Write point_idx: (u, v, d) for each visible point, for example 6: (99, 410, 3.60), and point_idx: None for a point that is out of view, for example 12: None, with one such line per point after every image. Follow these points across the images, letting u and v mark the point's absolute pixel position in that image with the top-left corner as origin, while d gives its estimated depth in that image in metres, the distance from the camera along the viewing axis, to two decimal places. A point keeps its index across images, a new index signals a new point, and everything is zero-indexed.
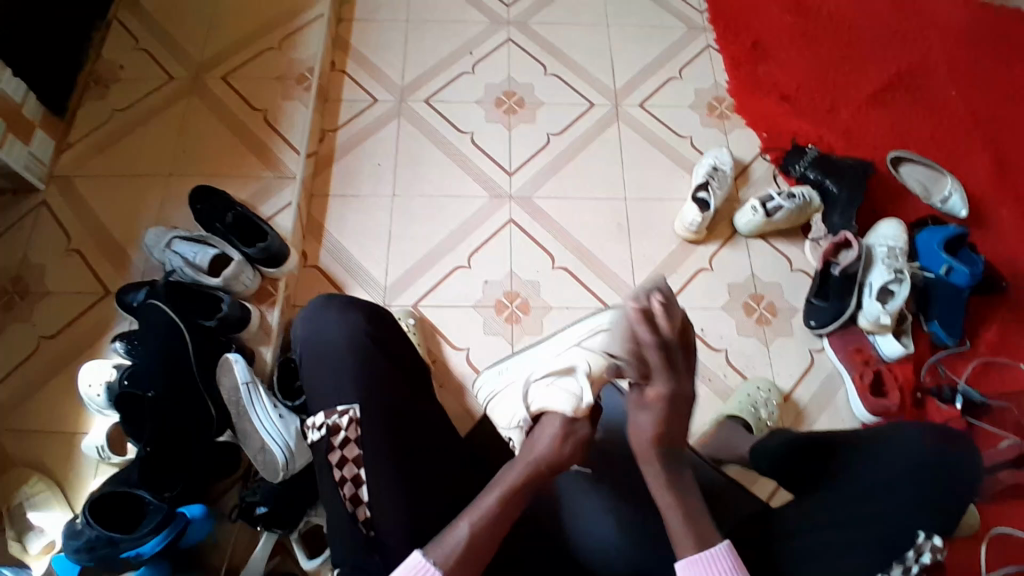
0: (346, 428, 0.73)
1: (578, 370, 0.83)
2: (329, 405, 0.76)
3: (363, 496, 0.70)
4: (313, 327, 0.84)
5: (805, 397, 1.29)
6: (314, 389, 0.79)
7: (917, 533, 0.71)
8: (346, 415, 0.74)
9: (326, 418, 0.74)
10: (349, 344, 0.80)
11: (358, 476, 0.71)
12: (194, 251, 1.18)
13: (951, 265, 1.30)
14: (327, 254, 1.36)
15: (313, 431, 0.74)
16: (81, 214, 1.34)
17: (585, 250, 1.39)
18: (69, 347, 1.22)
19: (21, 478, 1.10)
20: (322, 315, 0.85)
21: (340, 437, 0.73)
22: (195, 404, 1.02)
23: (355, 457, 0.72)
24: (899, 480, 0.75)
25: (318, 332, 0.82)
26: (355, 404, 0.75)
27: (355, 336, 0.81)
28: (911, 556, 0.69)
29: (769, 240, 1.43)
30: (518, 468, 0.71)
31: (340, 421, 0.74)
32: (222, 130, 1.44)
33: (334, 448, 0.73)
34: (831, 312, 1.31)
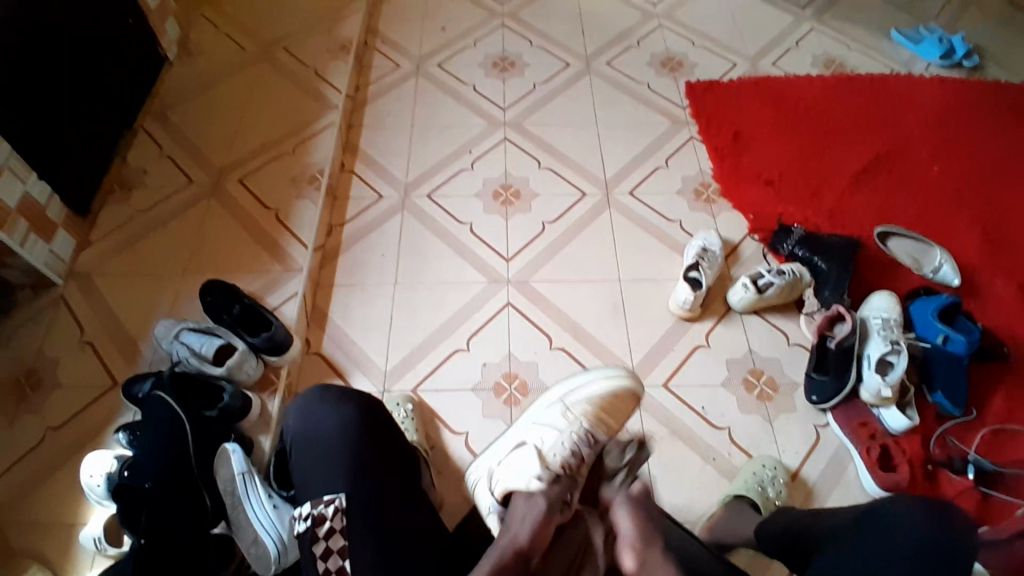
0: (332, 518, 0.73)
1: (532, 450, 0.99)
2: (316, 495, 0.76)
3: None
4: (303, 415, 0.84)
5: (815, 476, 1.25)
6: (306, 477, 0.79)
7: None
8: (332, 504, 0.74)
9: (313, 508, 0.74)
10: (340, 432, 0.81)
11: (342, 567, 0.70)
12: (201, 341, 1.23)
13: (947, 333, 1.31)
14: (330, 341, 1.39)
15: (297, 522, 0.73)
16: (97, 309, 1.40)
17: (582, 330, 1.42)
18: (72, 438, 1.23)
19: (20, 568, 1.08)
20: (314, 402, 0.85)
21: (325, 528, 0.72)
22: (191, 495, 1.01)
23: (340, 547, 0.71)
24: (900, 552, 0.73)
25: (309, 419, 0.83)
26: (342, 494, 0.75)
27: (346, 424, 0.82)
28: None
29: (764, 316, 1.45)
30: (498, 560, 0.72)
31: (326, 511, 0.73)
32: (236, 227, 1.54)
33: (318, 539, 0.71)
34: (833, 386, 1.30)
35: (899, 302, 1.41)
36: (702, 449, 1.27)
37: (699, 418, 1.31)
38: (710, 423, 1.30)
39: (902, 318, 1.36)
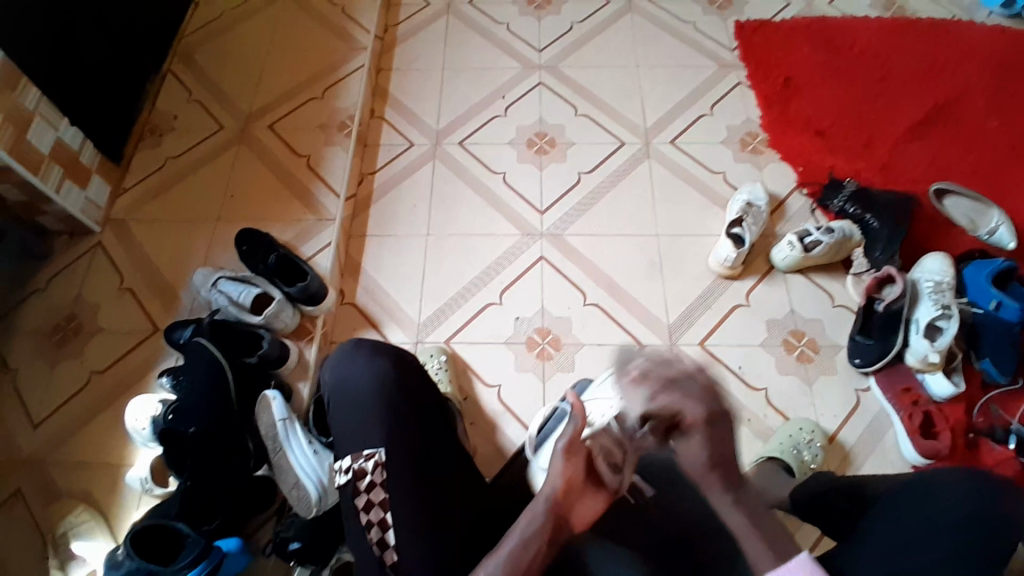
0: (372, 472, 0.74)
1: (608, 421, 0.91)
2: (356, 448, 0.77)
3: (390, 539, 0.71)
4: (342, 371, 0.84)
5: (851, 439, 1.23)
6: (343, 428, 0.80)
7: None
8: (372, 458, 0.75)
9: (352, 463, 0.74)
10: (378, 383, 0.81)
11: (385, 519, 0.72)
12: (239, 290, 1.24)
13: (1001, 300, 1.23)
14: (363, 292, 1.39)
15: (340, 475, 0.75)
16: (136, 257, 1.42)
17: (615, 285, 1.39)
18: (117, 381, 1.27)
19: (65, 510, 1.15)
20: (351, 353, 0.85)
21: (365, 481, 0.73)
22: (235, 440, 1.05)
23: (382, 500, 0.73)
24: (939, 532, 0.70)
25: (344, 375, 0.83)
26: (381, 448, 0.76)
27: (382, 377, 0.82)
28: None
29: (807, 275, 1.40)
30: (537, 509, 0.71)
31: (365, 465, 0.74)
32: (267, 174, 1.52)
33: (360, 493, 0.73)
34: (877, 349, 1.25)
35: (952, 265, 1.33)
36: (735, 409, 1.26)
37: (734, 378, 1.29)
38: (747, 385, 1.28)
39: (954, 281, 1.28)
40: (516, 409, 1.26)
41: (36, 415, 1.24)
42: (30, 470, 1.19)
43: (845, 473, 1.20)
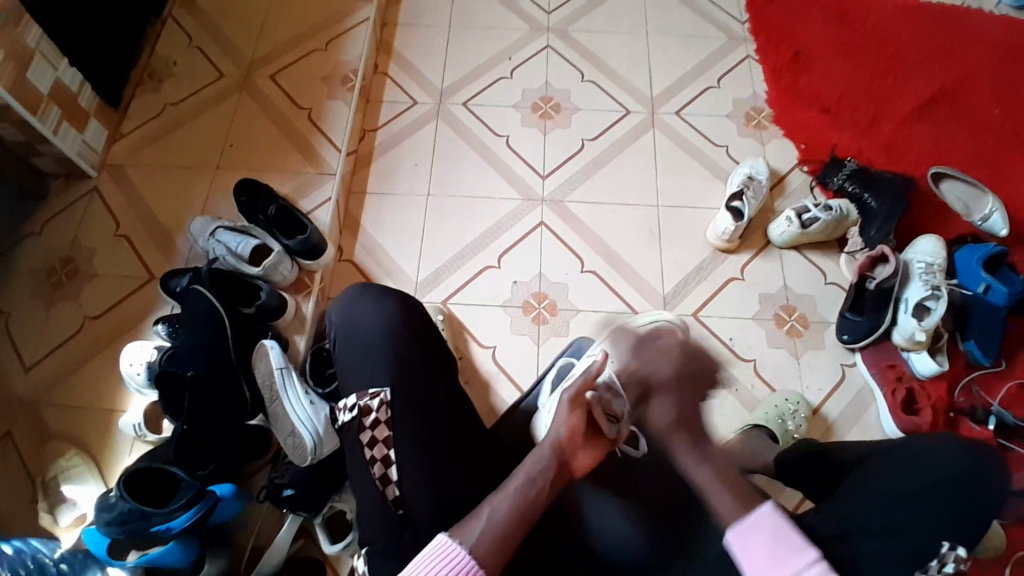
0: (377, 410, 0.75)
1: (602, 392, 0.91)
2: (362, 388, 0.78)
3: (392, 475, 0.72)
4: (348, 313, 0.84)
5: (835, 412, 1.26)
6: (347, 372, 0.81)
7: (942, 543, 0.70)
8: (377, 398, 0.76)
9: (358, 400, 0.76)
10: (382, 327, 0.81)
11: (387, 456, 0.73)
12: (238, 241, 1.24)
13: (990, 283, 1.25)
14: (362, 249, 1.39)
15: (345, 410, 0.76)
16: (132, 203, 1.41)
17: (615, 255, 1.40)
18: (114, 326, 1.28)
19: (58, 452, 1.16)
20: (356, 297, 0.86)
21: (370, 419, 0.75)
22: (231, 387, 1.06)
23: (385, 437, 0.74)
24: (917, 495, 0.72)
25: (351, 319, 0.84)
26: (387, 387, 0.76)
27: (392, 319, 0.83)
28: (934, 566, 0.68)
29: (803, 252, 1.41)
30: (539, 460, 0.70)
31: (371, 403, 0.75)
32: (269, 126, 1.50)
33: (365, 429, 0.74)
34: (866, 326, 1.28)
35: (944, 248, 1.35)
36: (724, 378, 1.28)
37: (725, 349, 1.31)
38: (736, 356, 1.31)
39: (945, 264, 1.31)
40: (511, 370, 1.28)
41: (29, 356, 1.24)
42: (26, 409, 1.20)
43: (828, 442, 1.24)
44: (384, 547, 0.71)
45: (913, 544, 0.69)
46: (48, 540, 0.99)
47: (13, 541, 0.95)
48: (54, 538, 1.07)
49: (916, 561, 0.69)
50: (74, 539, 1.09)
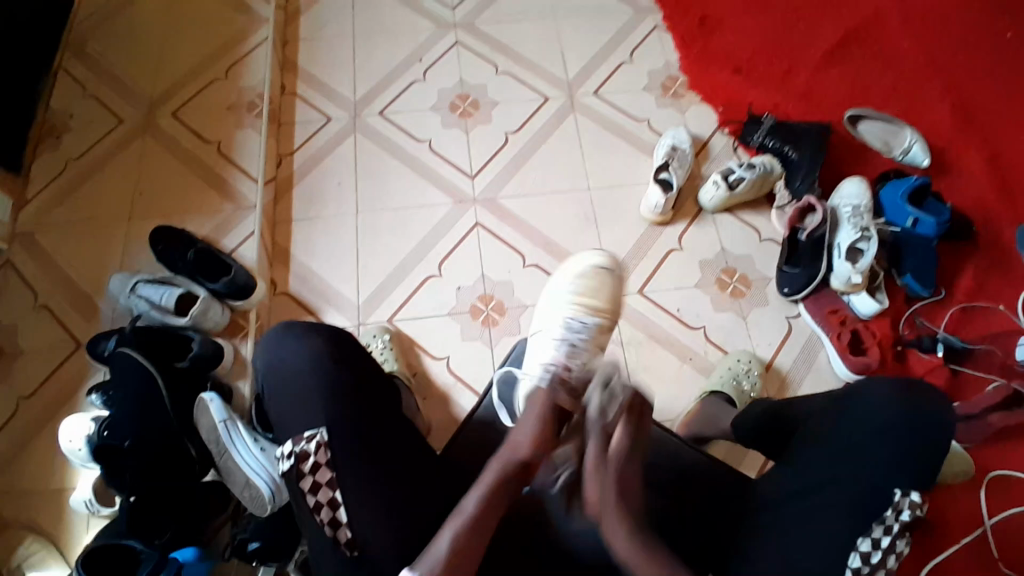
0: (315, 453, 0.72)
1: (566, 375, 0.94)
2: (297, 432, 0.75)
3: (341, 518, 0.70)
4: (269, 358, 0.81)
5: (787, 364, 1.30)
6: (280, 414, 0.78)
7: (893, 491, 0.70)
8: (314, 440, 0.72)
9: (294, 446, 0.72)
10: (311, 363, 0.78)
11: (333, 499, 0.71)
12: (159, 293, 1.18)
13: (917, 216, 1.32)
14: (296, 279, 1.34)
15: (282, 459, 0.73)
16: (47, 271, 1.32)
17: (555, 244, 1.39)
18: (48, 402, 1.20)
19: (16, 539, 1.07)
20: (277, 342, 0.81)
21: (309, 463, 0.72)
22: (176, 448, 1.01)
23: (328, 480, 0.71)
24: (868, 441, 0.73)
25: (278, 361, 0.79)
26: (321, 428, 0.73)
27: (316, 357, 0.78)
28: (890, 515, 0.69)
29: (735, 213, 1.44)
30: (494, 468, 0.73)
31: (308, 447, 0.72)
32: (179, 167, 1.43)
33: (305, 475, 0.71)
34: (804, 276, 1.31)
35: (871, 188, 1.40)
36: (678, 349, 1.30)
37: (674, 320, 1.33)
38: (686, 325, 1.32)
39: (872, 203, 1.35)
40: (470, 377, 1.26)
41: None
42: None
43: (783, 396, 1.27)
44: None
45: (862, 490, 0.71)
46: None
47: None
48: None
49: (867, 504, 0.70)
50: None
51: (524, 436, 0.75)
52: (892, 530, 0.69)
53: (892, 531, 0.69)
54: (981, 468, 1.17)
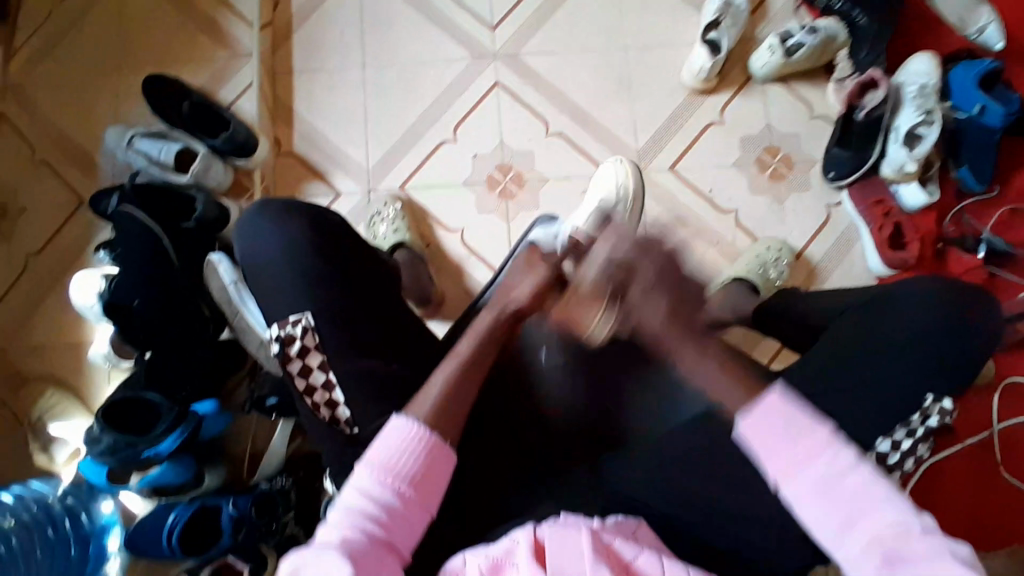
0: (302, 337, 0.69)
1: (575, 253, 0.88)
2: (282, 314, 0.71)
3: (338, 399, 0.68)
4: (245, 240, 0.75)
5: (819, 254, 1.22)
6: (261, 301, 0.73)
7: (925, 396, 0.66)
8: (300, 324, 0.69)
9: (280, 329, 0.69)
10: (283, 252, 0.72)
11: (329, 381, 0.69)
12: (157, 147, 1.12)
13: (986, 103, 1.15)
14: (300, 139, 1.25)
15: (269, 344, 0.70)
16: (39, 122, 1.24)
17: (581, 112, 1.26)
18: (57, 259, 1.19)
19: (36, 394, 1.12)
20: (252, 221, 0.75)
21: (297, 347, 0.69)
22: (189, 307, 1.01)
23: (320, 364, 0.69)
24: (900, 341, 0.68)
25: (254, 245, 0.73)
26: (307, 311, 0.70)
27: (292, 235, 0.73)
28: (916, 420, 0.66)
29: (787, 84, 1.28)
30: (488, 315, 0.72)
31: (294, 331, 0.69)
32: (168, 9, 1.28)
33: (293, 359, 0.69)
34: (854, 161, 1.20)
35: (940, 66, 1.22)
36: (704, 233, 1.23)
37: (704, 202, 1.24)
38: (716, 208, 1.24)
39: (940, 83, 1.19)
40: (484, 252, 1.21)
41: None
42: None
43: (810, 287, 1.21)
44: (346, 464, 0.70)
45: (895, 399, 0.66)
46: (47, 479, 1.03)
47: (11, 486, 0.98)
48: (53, 474, 1.05)
49: (901, 407, 0.66)
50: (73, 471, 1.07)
51: (489, 313, 0.72)
52: (915, 433, 0.67)
53: (915, 435, 0.67)
54: (1000, 374, 1.09)
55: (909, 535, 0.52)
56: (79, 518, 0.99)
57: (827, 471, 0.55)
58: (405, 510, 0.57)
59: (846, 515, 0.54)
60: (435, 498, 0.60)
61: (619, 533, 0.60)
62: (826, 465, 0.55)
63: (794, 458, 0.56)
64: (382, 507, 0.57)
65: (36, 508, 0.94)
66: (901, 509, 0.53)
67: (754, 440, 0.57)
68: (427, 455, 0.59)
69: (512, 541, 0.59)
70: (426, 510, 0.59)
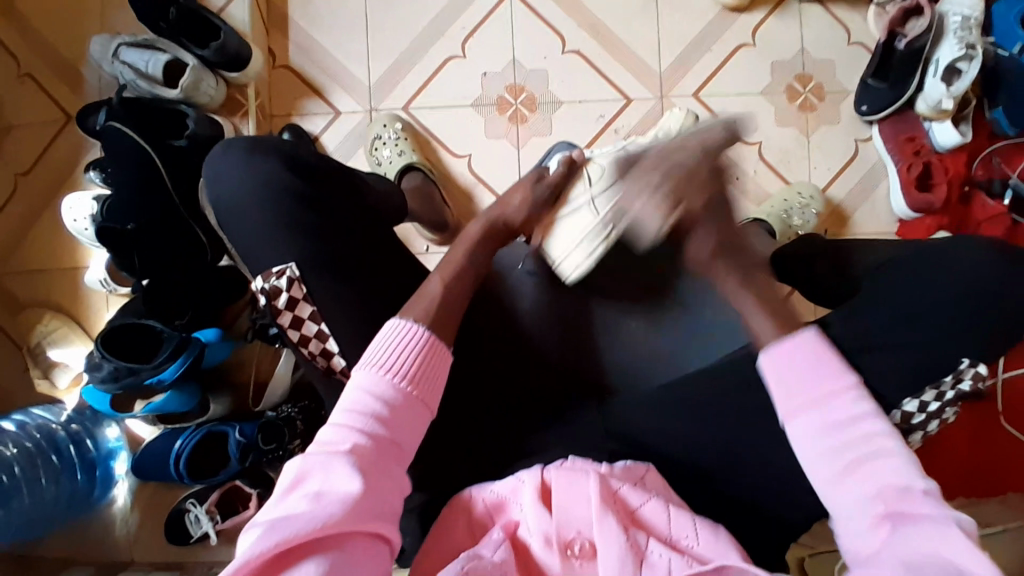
0: (288, 289, 0.66)
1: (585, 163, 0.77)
2: (266, 260, 0.67)
3: (332, 348, 0.67)
4: (214, 178, 0.71)
5: (841, 194, 1.17)
6: (248, 234, 0.68)
7: (961, 360, 0.60)
8: (284, 276, 0.66)
9: (266, 283, 0.67)
10: (253, 187, 0.69)
11: (321, 332, 0.67)
12: (144, 58, 1.04)
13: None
14: (297, 52, 1.16)
15: (260, 295, 0.69)
16: (19, 30, 1.15)
17: (602, 27, 1.17)
18: (48, 180, 1.13)
19: (34, 318, 1.10)
20: (223, 155, 0.71)
21: (284, 300, 0.67)
22: (183, 232, 0.97)
23: (310, 315, 0.67)
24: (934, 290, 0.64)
25: (222, 181, 0.70)
26: (291, 262, 0.67)
27: (268, 171, 0.69)
28: (946, 383, 0.61)
29: (826, 3, 1.17)
30: (479, 222, 0.72)
31: (279, 284, 0.67)
32: None
33: (282, 312, 0.67)
34: (890, 94, 1.12)
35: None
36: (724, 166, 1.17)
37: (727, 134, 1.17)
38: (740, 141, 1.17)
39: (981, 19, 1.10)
40: (491, 181, 1.15)
41: None
42: None
43: (840, 235, 1.16)
44: None
45: (928, 356, 0.60)
46: (50, 406, 1.04)
47: (14, 414, 1.01)
48: (57, 401, 1.06)
49: (931, 367, 0.60)
50: (76, 399, 1.07)
51: (479, 222, 0.72)
52: (944, 396, 0.61)
53: (944, 397, 0.61)
54: None
55: (904, 493, 0.52)
56: (83, 445, 1.02)
57: (836, 409, 0.56)
58: (407, 409, 0.57)
59: (851, 459, 0.54)
60: (437, 398, 0.59)
61: (626, 479, 0.60)
62: (838, 407, 0.56)
63: (809, 395, 0.57)
64: (384, 403, 0.56)
65: (39, 435, 0.98)
66: (902, 467, 0.53)
67: (784, 373, 0.59)
68: (426, 352, 0.59)
69: (519, 480, 0.59)
70: (428, 410, 0.58)
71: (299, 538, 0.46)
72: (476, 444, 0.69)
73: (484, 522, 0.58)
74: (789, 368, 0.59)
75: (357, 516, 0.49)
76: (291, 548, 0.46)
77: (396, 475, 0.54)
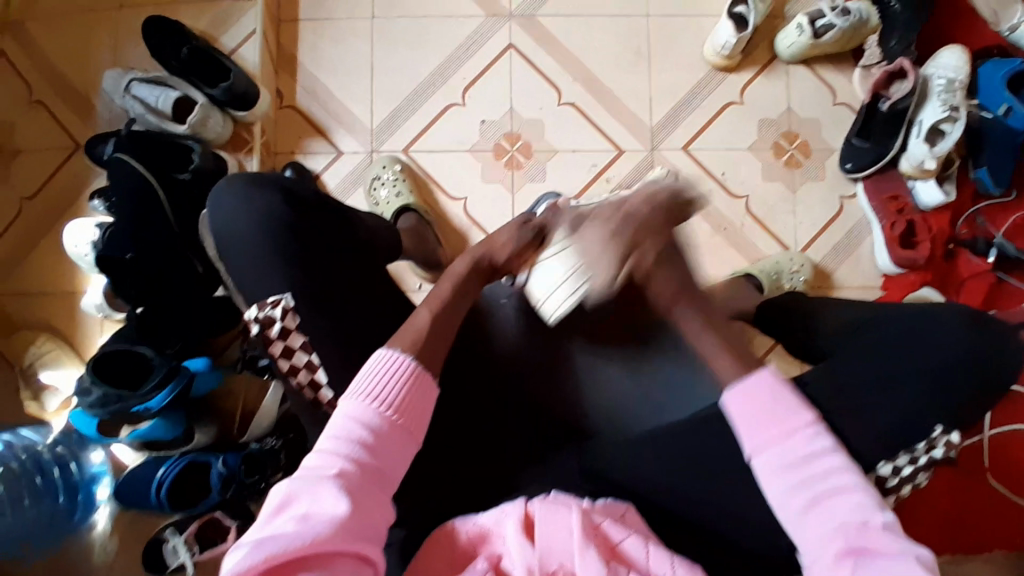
0: (281, 319, 0.68)
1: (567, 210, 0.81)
2: (258, 297, 0.69)
3: (321, 379, 0.67)
4: (215, 214, 0.73)
5: (826, 247, 1.20)
6: (242, 271, 0.71)
7: (935, 426, 0.61)
8: (279, 305, 0.68)
9: (259, 312, 0.68)
10: (250, 228, 0.71)
11: (310, 362, 0.67)
12: (155, 94, 1.08)
13: (1012, 105, 1.10)
14: (304, 93, 1.21)
15: (251, 324, 0.70)
16: (37, 62, 1.19)
17: (597, 81, 1.22)
18: (52, 206, 1.16)
19: (27, 340, 1.11)
20: (225, 194, 0.73)
21: (277, 329, 0.68)
22: (180, 263, 1.00)
23: (301, 345, 0.68)
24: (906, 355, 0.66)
25: (221, 220, 0.72)
26: (287, 292, 0.68)
27: (267, 211, 0.72)
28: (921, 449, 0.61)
29: (813, 66, 1.23)
30: (464, 259, 0.73)
31: (273, 313, 0.68)
32: None
33: (274, 340, 0.68)
34: (873, 153, 1.16)
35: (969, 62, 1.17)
36: (713, 216, 1.20)
37: (716, 186, 1.20)
38: (728, 193, 1.20)
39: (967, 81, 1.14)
40: (485, 223, 1.18)
41: None
42: None
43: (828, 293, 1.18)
44: None
45: (899, 419, 0.61)
46: (37, 428, 1.05)
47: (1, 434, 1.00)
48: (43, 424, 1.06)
49: (903, 430, 0.61)
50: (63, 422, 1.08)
51: (467, 257, 0.74)
52: (920, 463, 0.61)
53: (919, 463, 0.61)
54: None
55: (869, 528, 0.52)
56: (68, 468, 1.02)
57: (793, 447, 0.57)
58: (392, 436, 0.57)
59: (816, 493, 0.55)
60: (422, 427, 0.60)
61: (607, 515, 0.60)
62: (799, 444, 0.57)
63: (771, 432, 0.58)
64: (370, 431, 0.57)
65: (25, 456, 0.97)
66: (867, 499, 0.54)
67: (740, 418, 0.60)
68: (411, 380, 0.61)
69: (502, 512, 0.59)
70: (414, 438, 0.59)
71: (281, 556, 0.47)
72: (453, 489, 0.69)
73: (465, 556, 0.58)
74: (750, 411, 0.60)
75: (343, 537, 0.50)
76: (274, 565, 0.47)
77: (381, 501, 0.54)
